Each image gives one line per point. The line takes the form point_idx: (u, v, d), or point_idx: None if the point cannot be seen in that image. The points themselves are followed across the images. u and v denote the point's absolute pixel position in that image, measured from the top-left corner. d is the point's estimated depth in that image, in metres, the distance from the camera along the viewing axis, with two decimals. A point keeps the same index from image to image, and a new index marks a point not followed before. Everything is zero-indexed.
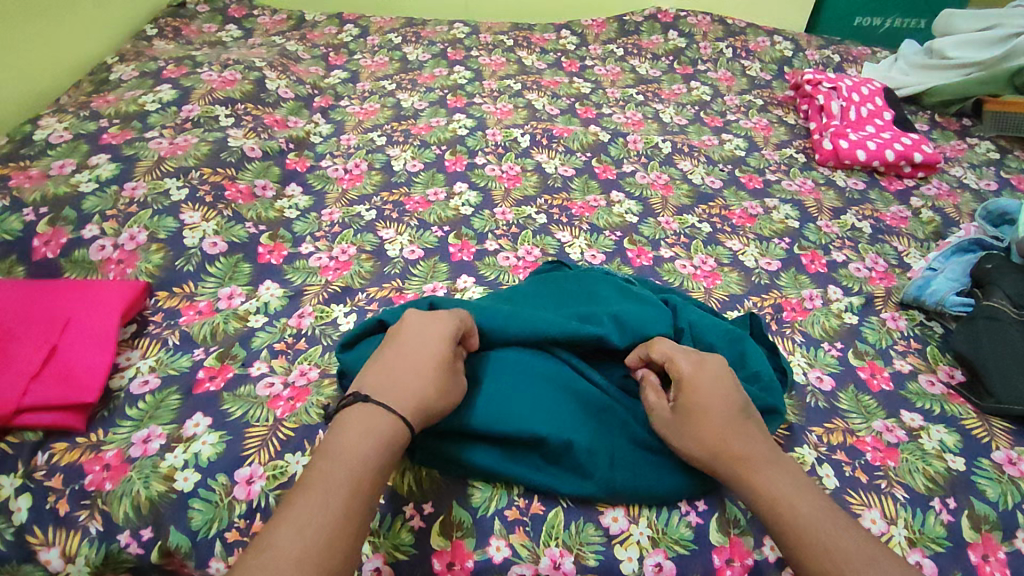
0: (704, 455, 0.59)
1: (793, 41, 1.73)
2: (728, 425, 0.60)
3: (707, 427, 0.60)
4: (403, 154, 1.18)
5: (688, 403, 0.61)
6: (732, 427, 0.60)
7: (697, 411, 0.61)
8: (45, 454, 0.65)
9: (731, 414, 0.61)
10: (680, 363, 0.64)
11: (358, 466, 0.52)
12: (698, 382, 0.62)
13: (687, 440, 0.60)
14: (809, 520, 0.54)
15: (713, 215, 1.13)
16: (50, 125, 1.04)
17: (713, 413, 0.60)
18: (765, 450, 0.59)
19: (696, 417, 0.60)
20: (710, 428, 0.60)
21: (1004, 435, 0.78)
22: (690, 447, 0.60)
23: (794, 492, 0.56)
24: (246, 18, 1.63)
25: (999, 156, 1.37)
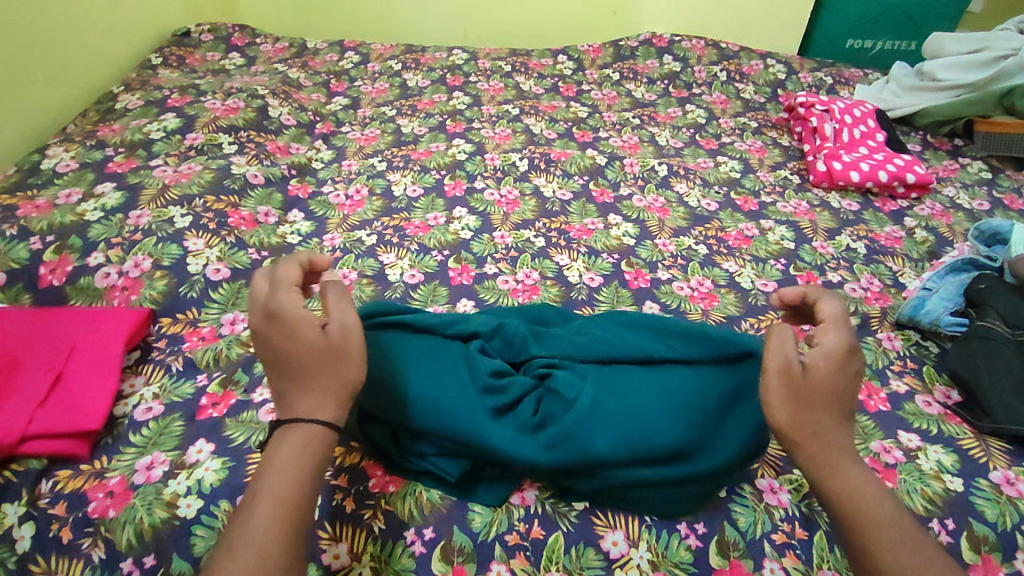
0: (797, 427, 0.58)
1: (785, 64, 1.76)
2: (839, 408, 0.59)
3: (823, 401, 0.58)
4: (403, 179, 1.20)
5: (808, 374, 0.59)
6: (837, 409, 0.58)
7: (815, 387, 0.59)
8: (50, 482, 0.66)
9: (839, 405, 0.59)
10: (827, 337, 0.62)
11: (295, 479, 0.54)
12: (829, 357, 0.60)
13: (785, 407, 0.59)
14: (883, 514, 0.54)
15: (709, 236, 1.14)
16: (58, 154, 1.06)
17: (833, 392, 0.59)
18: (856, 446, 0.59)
19: (813, 391, 0.59)
20: (821, 406, 0.58)
21: (1001, 454, 0.79)
22: (783, 413, 0.59)
23: (874, 490, 0.56)
24: (248, 46, 1.66)
25: (991, 176, 1.39)
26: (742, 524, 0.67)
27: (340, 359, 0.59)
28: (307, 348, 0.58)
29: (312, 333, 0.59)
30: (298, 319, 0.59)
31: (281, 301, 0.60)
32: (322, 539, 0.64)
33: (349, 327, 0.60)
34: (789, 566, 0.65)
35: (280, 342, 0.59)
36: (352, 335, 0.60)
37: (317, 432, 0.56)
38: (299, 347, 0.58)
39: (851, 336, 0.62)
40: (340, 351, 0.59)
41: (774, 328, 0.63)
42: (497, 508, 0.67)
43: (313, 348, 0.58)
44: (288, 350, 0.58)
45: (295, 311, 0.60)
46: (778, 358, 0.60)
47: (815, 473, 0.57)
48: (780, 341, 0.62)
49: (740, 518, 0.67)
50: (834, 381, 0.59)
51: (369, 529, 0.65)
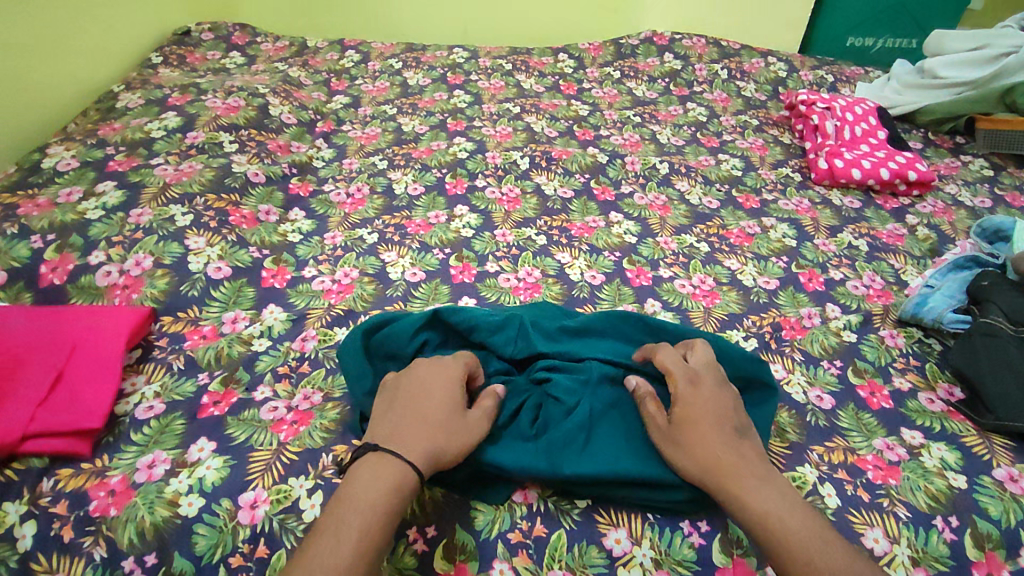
0: (693, 468, 0.61)
1: (786, 62, 1.76)
2: (722, 438, 0.63)
3: (700, 440, 0.62)
4: (404, 178, 1.20)
5: (677, 417, 0.65)
6: (725, 440, 0.62)
7: (689, 428, 0.63)
8: (51, 481, 0.66)
9: (723, 436, 0.63)
10: (677, 380, 0.68)
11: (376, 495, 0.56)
12: (690, 393, 0.66)
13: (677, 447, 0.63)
14: (789, 532, 0.56)
15: (711, 234, 1.14)
16: (58, 153, 1.06)
17: (706, 429, 0.63)
18: (753, 466, 0.62)
19: (694, 430, 0.63)
20: (704, 444, 0.62)
21: (1005, 452, 0.78)
22: (681, 455, 0.63)
23: (784, 509, 0.57)
24: (249, 45, 1.66)
25: (993, 173, 1.38)
26: None
27: (458, 432, 0.63)
28: (442, 403, 0.64)
29: (458, 399, 0.65)
30: (454, 385, 0.67)
31: (450, 365, 0.70)
32: None
33: (485, 416, 0.66)
34: None
35: (423, 387, 0.66)
36: (481, 424, 0.65)
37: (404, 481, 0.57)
38: (439, 402, 0.65)
39: (695, 371, 0.68)
40: (462, 424, 0.64)
41: (641, 394, 0.70)
42: (499, 507, 0.67)
43: (449, 410, 0.64)
44: (428, 397, 0.65)
45: (457, 376, 0.68)
46: (649, 419, 0.67)
47: (731, 508, 0.59)
48: (649, 406, 0.68)
49: None
50: (696, 421, 0.64)
51: None
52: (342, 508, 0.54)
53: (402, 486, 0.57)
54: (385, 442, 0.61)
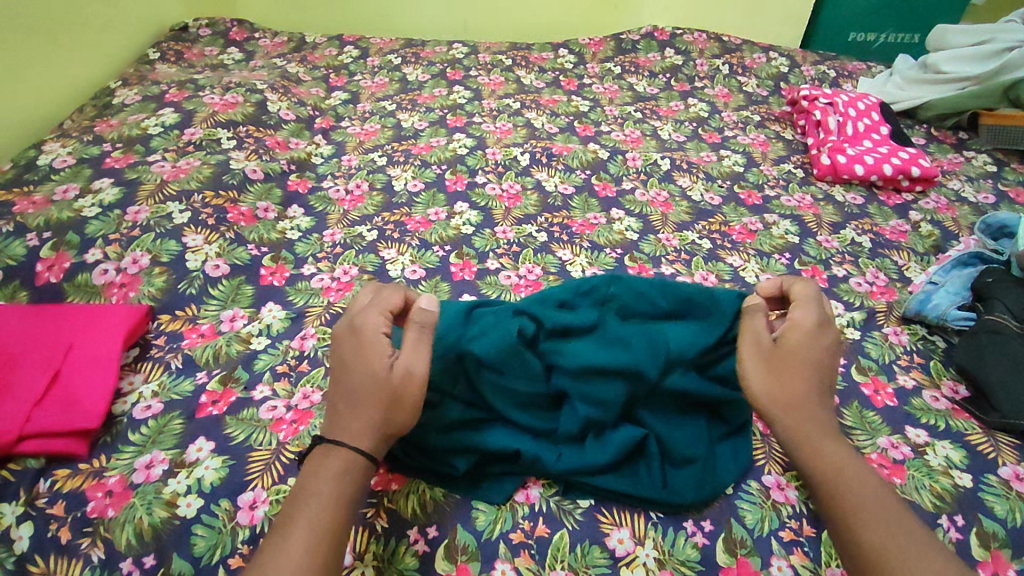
0: (777, 408, 0.60)
1: (788, 57, 1.75)
2: (817, 390, 0.61)
3: (800, 384, 0.60)
4: (403, 174, 1.19)
5: (781, 351, 0.61)
6: (819, 390, 0.61)
7: (794, 371, 0.61)
8: (47, 482, 0.65)
9: (817, 384, 0.61)
10: (796, 313, 0.63)
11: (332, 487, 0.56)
12: (803, 332, 0.62)
13: (763, 383, 0.61)
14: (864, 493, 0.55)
15: (713, 231, 1.13)
16: (54, 150, 1.05)
17: (807, 372, 0.60)
18: (833, 426, 0.60)
19: (796, 372, 0.61)
20: (801, 385, 0.60)
21: (1010, 450, 0.78)
22: (761, 390, 0.61)
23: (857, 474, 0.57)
24: (247, 40, 1.65)
25: (996, 169, 1.38)
26: (749, 521, 0.66)
27: (391, 398, 0.58)
28: (367, 373, 0.59)
29: (381, 362, 0.59)
30: (375, 343, 0.61)
31: (366, 321, 0.62)
32: None
33: (413, 370, 0.59)
34: (799, 564, 0.63)
35: (352, 356, 0.61)
36: (413, 376, 0.59)
37: (354, 464, 0.57)
38: (365, 375, 0.59)
39: (821, 313, 0.64)
40: (392, 388, 0.58)
41: (750, 313, 0.65)
42: (501, 506, 0.66)
43: (373, 381, 0.59)
44: (354, 369, 0.60)
45: (371, 339, 0.61)
46: (750, 338, 0.64)
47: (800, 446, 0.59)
48: (756, 323, 0.64)
49: (746, 515, 0.67)
50: (804, 354, 0.61)
51: (371, 528, 0.64)
52: (292, 506, 0.54)
53: (351, 467, 0.56)
54: (329, 435, 0.59)
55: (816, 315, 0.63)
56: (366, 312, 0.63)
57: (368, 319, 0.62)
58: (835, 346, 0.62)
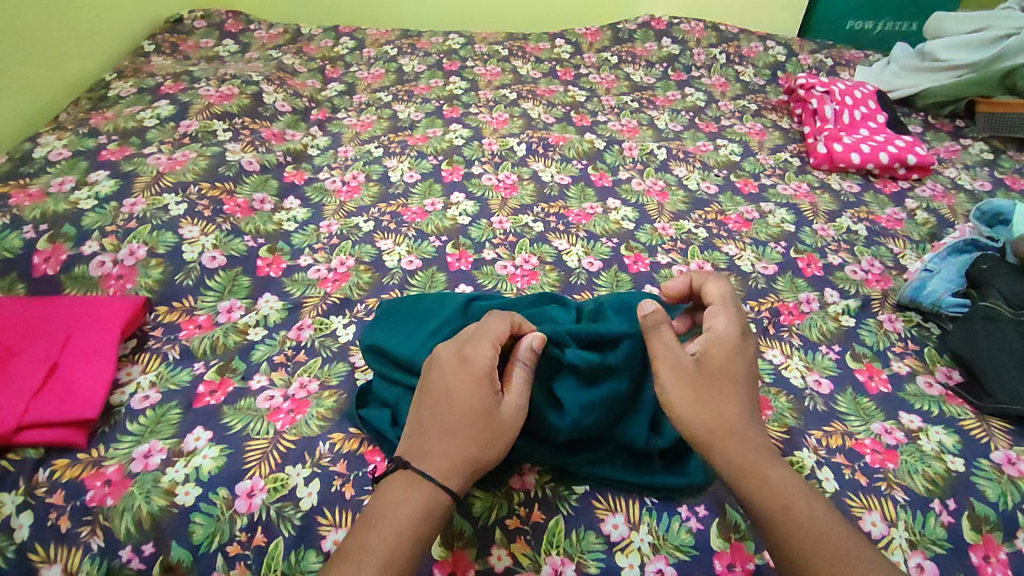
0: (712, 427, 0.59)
1: (785, 46, 1.74)
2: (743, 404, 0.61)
3: (725, 400, 0.60)
4: (400, 165, 1.19)
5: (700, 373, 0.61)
6: (740, 412, 0.60)
7: (716, 395, 0.60)
8: (47, 471, 0.66)
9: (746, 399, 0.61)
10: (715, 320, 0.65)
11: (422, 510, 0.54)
12: (715, 348, 0.63)
13: (690, 404, 0.60)
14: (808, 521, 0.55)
15: (709, 220, 1.13)
16: (50, 142, 1.05)
17: (730, 392, 0.61)
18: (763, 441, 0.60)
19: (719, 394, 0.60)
20: (726, 408, 0.60)
21: (1003, 435, 0.78)
22: (689, 412, 0.59)
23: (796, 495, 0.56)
24: (242, 32, 1.64)
25: (992, 157, 1.38)
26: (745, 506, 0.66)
27: (493, 440, 0.58)
28: (476, 402, 0.58)
29: (489, 393, 0.59)
30: (487, 377, 0.60)
31: (481, 351, 0.61)
32: (321, 525, 0.62)
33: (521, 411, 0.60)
34: None
35: (459, 382, 0.59)
36: (515, 420, 0.59)
37: (433, 500, 0.55)
38: (467, 408, 0.58)
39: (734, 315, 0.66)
40: (498, 431, 0.58)
41: (649, 327, 0.63)
42: (497, 492, 0.67)
43: (479, 418, 0.58)
44: (460, 396, 0.59)
45: (481, 374, 0.59)
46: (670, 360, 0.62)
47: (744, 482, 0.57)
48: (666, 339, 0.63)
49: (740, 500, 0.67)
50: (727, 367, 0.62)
51: None
52: (377, 523, 0.54)
53: (435, 507, 0.55)
54: (414, 460, 0.57)
55: (728, 323, 0.65)
56: (473, 344, 0.62)
57: (475, 350, 0.61)
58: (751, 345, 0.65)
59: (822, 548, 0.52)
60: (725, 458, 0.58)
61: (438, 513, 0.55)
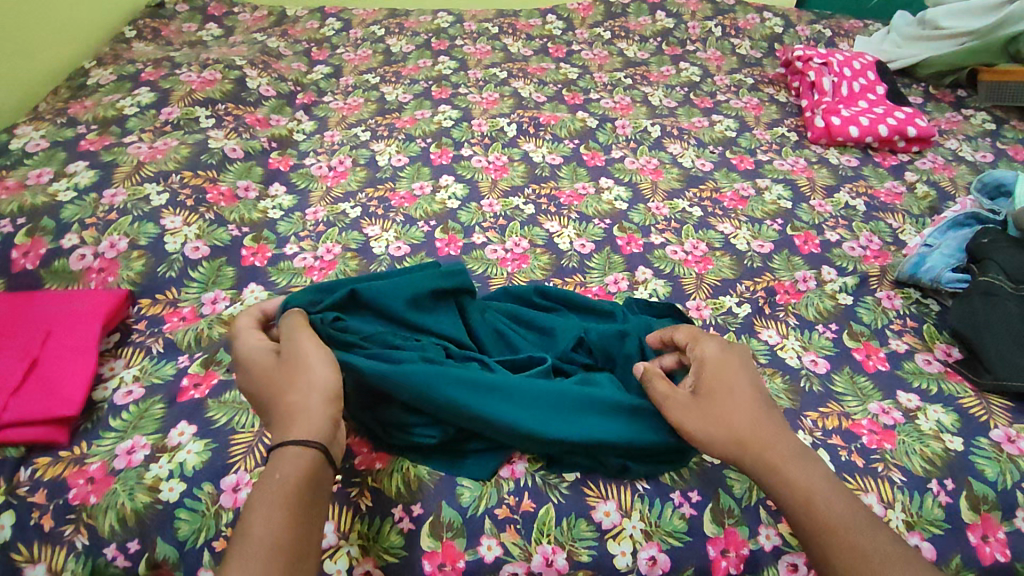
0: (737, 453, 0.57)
1: (783, 17, 1.70)
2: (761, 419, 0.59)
3: (739, 418, 0.59)
4: (388, 149, 1.17)
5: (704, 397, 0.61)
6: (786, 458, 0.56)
7: (744, 431, 0.57)
8: (28, 470, 0.65)
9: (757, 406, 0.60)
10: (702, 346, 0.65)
11: (299, 466, 0.51)
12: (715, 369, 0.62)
13: (703, 426, 0.58)
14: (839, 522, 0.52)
15: (704, 198, 1.11)
16: (27, 133, 1.03)
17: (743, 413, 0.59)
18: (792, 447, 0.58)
19: (727, 411, 0.59)
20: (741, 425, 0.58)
21: (1003, 412, 0.77)
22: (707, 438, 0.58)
23: (826, 490, 0.54)
24: (226, 15, 1.61)
25: (994, 127, 1.34)
26: (737, 491, 0.66)
27: (298, 372, 0.57)
28: (274, 373, 0.58)
29: (266, 358, 0.60)
30: (265, 351, 0.61)
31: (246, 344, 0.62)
32: None
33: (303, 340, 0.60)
34: (786, 532, 0.64)
35: (258, 365, 0.60)
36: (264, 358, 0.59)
37: (312, 461, 0.52)
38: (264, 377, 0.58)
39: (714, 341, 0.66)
40: (302, 361, 0.58)
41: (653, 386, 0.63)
42: (487, 482, 0.66)
43: (283, 376, 0.58)
44: (262, 382, 0.58)
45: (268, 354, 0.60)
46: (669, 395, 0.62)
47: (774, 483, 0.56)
48: (658, 382, 0.63)
49: (734, 484, 0.66)
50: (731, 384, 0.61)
51: (354, 508, 0.64)
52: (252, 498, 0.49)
53: (314, 462, 0.52)
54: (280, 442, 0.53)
55: (715, 344, 0.65)
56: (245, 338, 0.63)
57: (241, 342, 0.63)
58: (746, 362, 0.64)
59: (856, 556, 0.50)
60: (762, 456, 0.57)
61: (317, 468, 0.52)
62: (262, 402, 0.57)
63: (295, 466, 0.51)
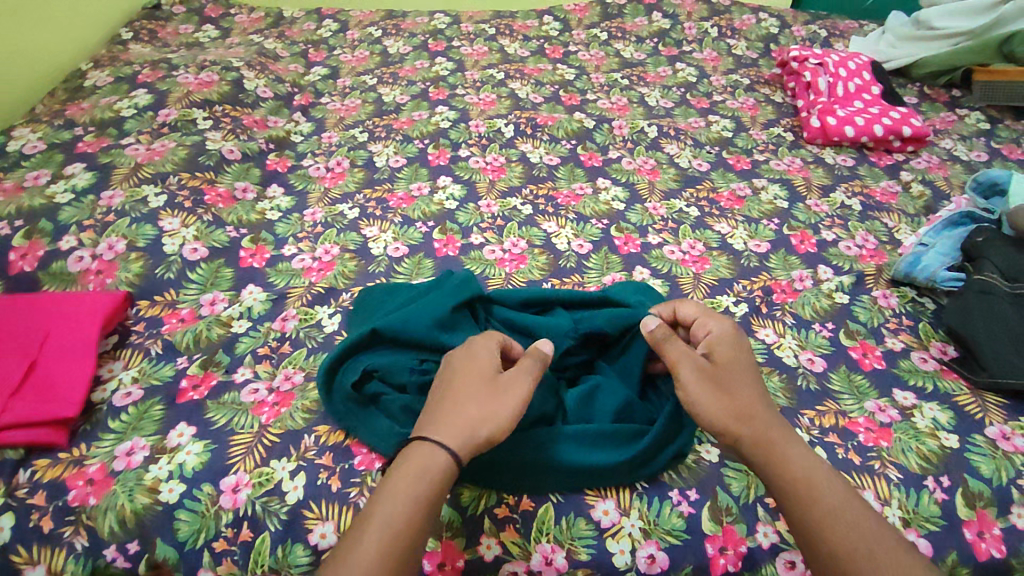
0: (744, 435, 0.59)
1: (778, 17, 1.70)
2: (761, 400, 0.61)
3: (743, 394, 0.61)
4: (385, 150, 1.17)
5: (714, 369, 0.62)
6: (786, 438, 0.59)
7: (750, 410, 0.60)
8: (27, 471, 0.65)
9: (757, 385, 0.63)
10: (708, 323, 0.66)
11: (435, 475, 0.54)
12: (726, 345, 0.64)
13: (712, 398, 0.60)
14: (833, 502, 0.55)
15: (701, 198, 1.12)
16: (24, 135, 1.03)
17: (746, 390, 0.61)
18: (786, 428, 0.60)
19: (731, 386, 0.61)
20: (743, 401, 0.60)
21: (998, 410, 0.78)
22: (712, 412, 0.60)
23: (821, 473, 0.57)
24: (223, 17, 1.60)
25: (989, 127, 1.35)
26: (735, 489, 0.67)
27: (495, 398, 0.59)
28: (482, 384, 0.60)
29: (481, 361, 0.62)
30: (489, 360, 0.62)
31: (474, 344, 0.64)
32: (307, 519, 0.62)
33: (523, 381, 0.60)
34: (784, 529, 0.64)
35: (463, 364, 0.62)
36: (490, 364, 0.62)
37: (445, 475, 0.54)
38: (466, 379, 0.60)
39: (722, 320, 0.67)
40: (500, 391, 0.59)
41: (660, 339, 0.63)
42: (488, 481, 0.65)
43: (480, 389, 0.59)
44: (458, 376, 0.61)
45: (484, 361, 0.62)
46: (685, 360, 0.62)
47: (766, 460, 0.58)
48: (673, 346, 0.63)
49: (732, 483, 0.67)
50: (739, 364, 0.63)
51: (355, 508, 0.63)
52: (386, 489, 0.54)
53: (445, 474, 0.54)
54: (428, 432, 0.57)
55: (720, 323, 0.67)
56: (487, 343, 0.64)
57: (481, 341, 0.64)
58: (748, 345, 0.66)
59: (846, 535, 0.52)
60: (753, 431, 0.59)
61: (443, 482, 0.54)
62: (446, 392, 0.60)
63: (428, 478, 0.54)
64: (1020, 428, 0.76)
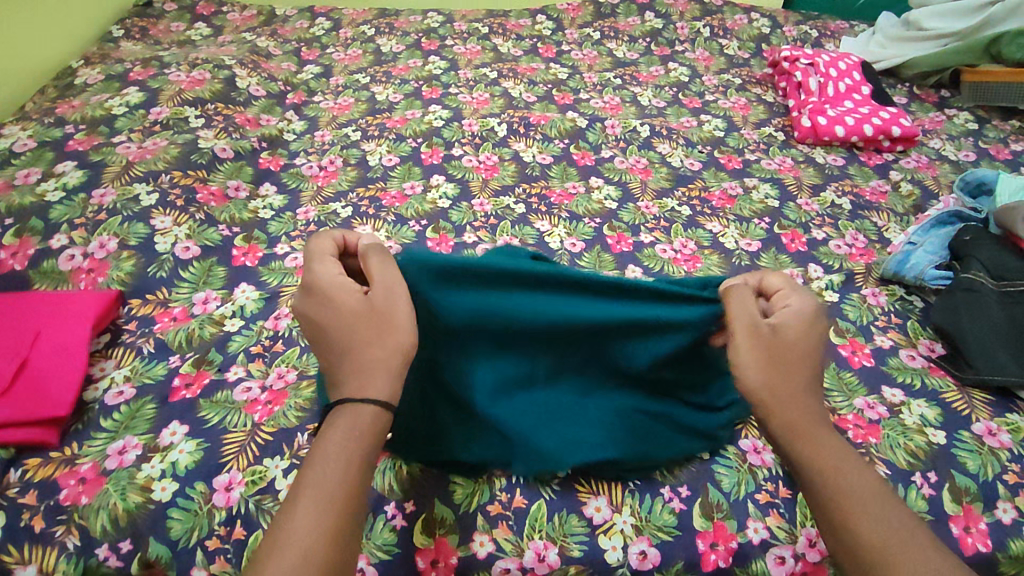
0: (779, 412, 0.54)
1: (770, 18, 1.72)
2: (805, 390, 0.56)
3: (791, 377, 0.55)
4: (378, 148, 1.17)
5: (777, 341, 0.56)
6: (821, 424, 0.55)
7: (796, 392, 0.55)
8: (18, 471, 0.65)
9: (813, 375, 0.56)
10: (790, 297, 0.59)
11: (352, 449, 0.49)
12: (793, 322, 0.57)
13: (755, 368, 0.55)
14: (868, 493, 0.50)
15: (692, 197, 1.12)
16: (13, 133, 1.02)
17: (802, 371, 0.55)
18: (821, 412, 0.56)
19: (789, 364, 0.55)
20: (791, 381, 0.55)
21: (984, 406, 0.79)
22: (752, 380, 0.55)
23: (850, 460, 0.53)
24: (215, 15, 1.60)
25: (977, 127, 1.37)
26: (725, 486, 0.67)
27: (382, 331, 0.54)
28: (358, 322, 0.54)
29: (353, 299, 0.54)
30: (340, 285, 0.55)
31: (316, 271, 0.56)
32: None
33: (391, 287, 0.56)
34: (774, 525, 0.65)
35: (325, 308, 0.55)
36: (394, 303, 0.55)
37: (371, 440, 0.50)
38: (338, 315, 0.54)
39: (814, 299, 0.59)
40: (388, 316, 0.54)
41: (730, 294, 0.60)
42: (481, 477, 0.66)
43: (358, 321, 0.54)
44: (329, 322, 0.54)
45: (347, 293, 0.55)
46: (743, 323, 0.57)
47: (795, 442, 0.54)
48: (737, 306, 0.58)
49: (722, 480, 0.68)
50: (804, 344, 0.56)
51: None
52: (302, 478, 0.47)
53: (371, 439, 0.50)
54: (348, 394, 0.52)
55: (806, 300, 0.59)
56: (320, 264, 0.57)
57: (320, 267, 0.56)
58: (825, 337, 0.57)
59: (886, 529, 0.48)
60: (785, 413, 0.54)
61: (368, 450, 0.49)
62: (327, 342, 0.54)
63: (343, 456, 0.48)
64: (1006, 424, 0.77)
